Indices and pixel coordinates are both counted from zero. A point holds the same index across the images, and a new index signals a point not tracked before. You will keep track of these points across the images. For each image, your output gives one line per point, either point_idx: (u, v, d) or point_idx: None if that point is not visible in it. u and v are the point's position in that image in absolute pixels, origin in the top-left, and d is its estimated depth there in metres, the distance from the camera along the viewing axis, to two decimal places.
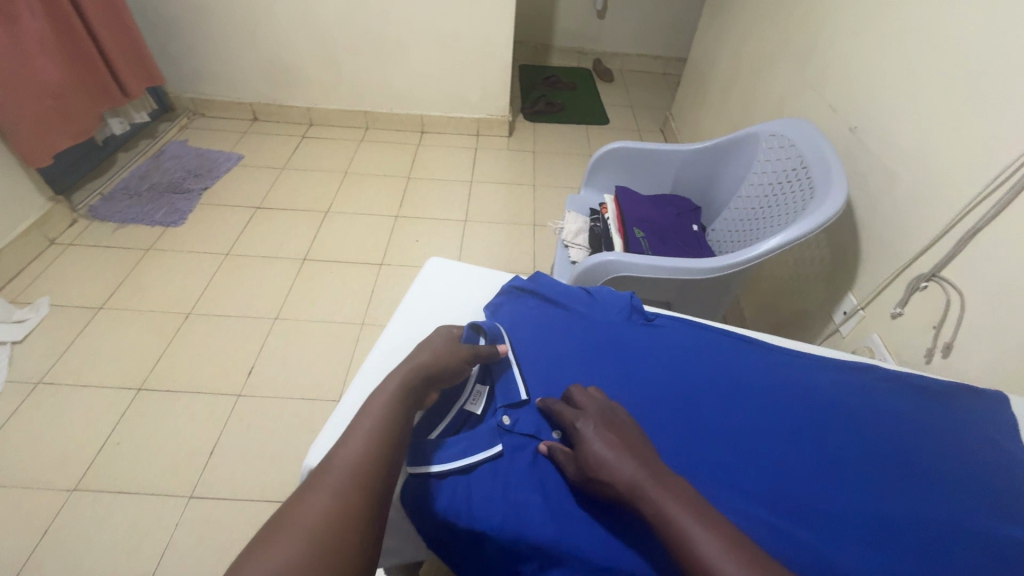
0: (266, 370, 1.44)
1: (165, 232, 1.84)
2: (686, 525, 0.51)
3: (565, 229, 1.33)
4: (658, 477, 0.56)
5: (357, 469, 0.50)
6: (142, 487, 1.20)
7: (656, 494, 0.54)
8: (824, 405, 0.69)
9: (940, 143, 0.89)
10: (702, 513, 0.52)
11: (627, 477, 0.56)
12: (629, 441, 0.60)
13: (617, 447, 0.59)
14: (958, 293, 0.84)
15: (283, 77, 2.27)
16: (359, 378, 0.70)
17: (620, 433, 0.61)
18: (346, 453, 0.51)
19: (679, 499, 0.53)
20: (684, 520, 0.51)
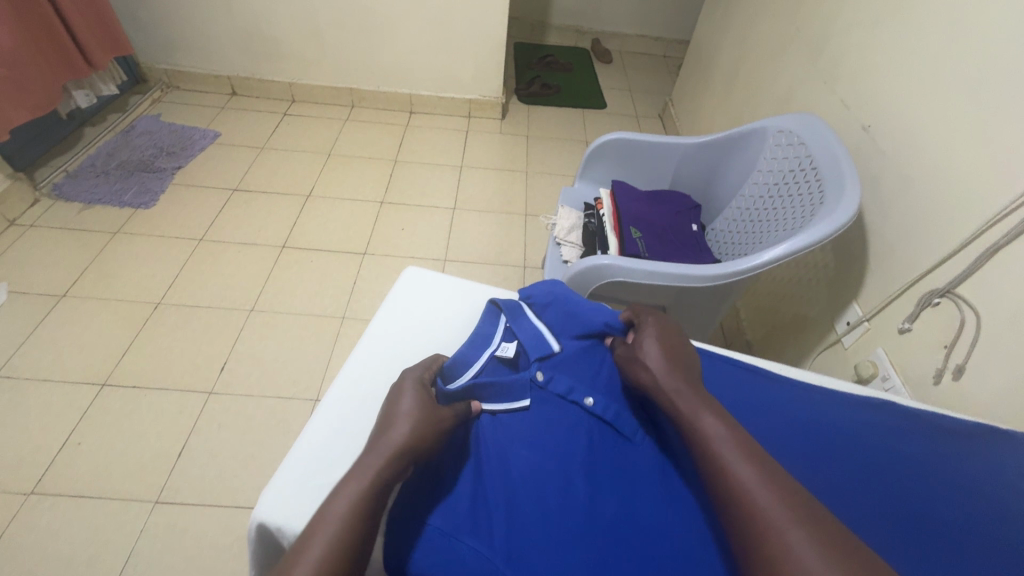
0: (240, 366, 1.37)
1: (135, 214, 1.73)
2: (703, 420, 0.54)
3: (557, 225, 1.26)
4: (695, 391, 0.59)
5: (343, 536, 0.44)
6: (105, 490, 1.14)
7: (688, 394, 0.58)
8: (828, 448, 0.65)
9: (962, 149, 0.83)
10: (725, 417, 0.55)
11: (667, 380, 0.60)
12: (682, 360, 0.64)
13: (678, 356, 0.64)
14: (973, 314, 0.79)
15: (263, 49, 2.14)
16: (323, 403, 0.62)
17: (681, 351, 0.66)
18: (331, 517, 0.45)
19: (710, 409, 0.56)
20: (704, 419, 0.54)
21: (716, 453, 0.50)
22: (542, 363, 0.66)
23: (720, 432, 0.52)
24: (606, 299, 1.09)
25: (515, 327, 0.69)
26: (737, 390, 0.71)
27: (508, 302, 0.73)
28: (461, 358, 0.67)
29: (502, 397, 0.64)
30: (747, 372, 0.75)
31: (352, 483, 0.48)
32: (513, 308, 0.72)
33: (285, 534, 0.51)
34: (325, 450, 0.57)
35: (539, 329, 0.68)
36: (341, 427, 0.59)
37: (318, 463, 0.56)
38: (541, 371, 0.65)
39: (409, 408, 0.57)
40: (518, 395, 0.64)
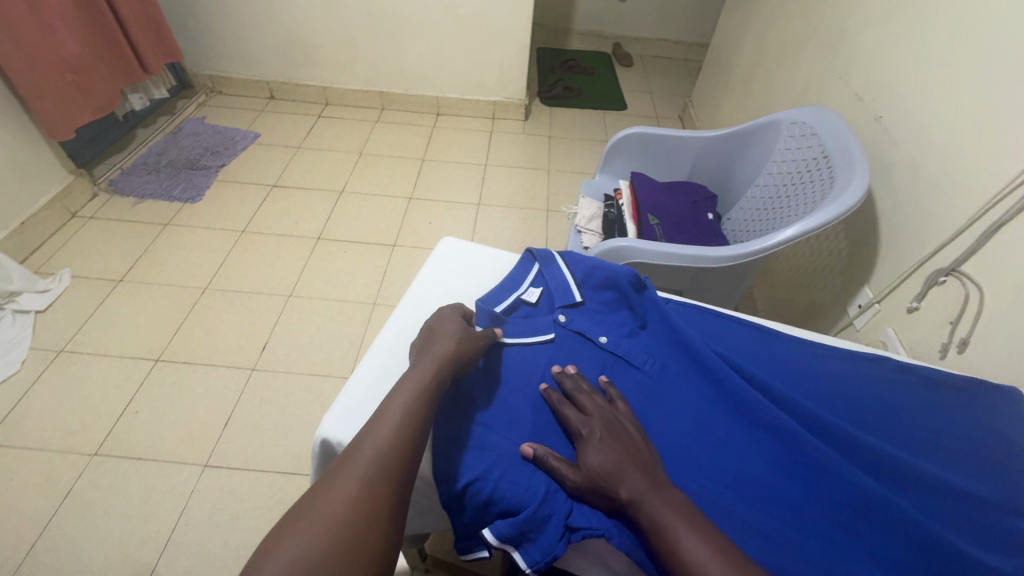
0: (279, 346, 1.47)
1: (183, 208, 1.86)
2: (685, 542, 0.48)
3: (579, 214, 1.33)
4: (660, 493, 0.52)
5: (404, 425, 0.51)
6: (159, 454, 1.24)
7: (655, 504, 0.51)
8: (839, 402, 0.66)
9: (967, 136, 0.87)
10: (701, 527, 0.50)
11: (631, 491, 0.52)
12: (633, 452, 0.56)
13: (623, 453, 0.55)
14: (977, 289, 0.82)
15: (300, 55, 2.27)
16: (373, 347, 0.69)
17: (621, 439, 0.57)
18: (393, 409, 0.52)
19: (679, 514, 0.50)
20: (687, 538, 0.49)
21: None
22: (566, 309, 0.71)
23: (707, 561, 0.47)
24: None
25: (546, 273, 0.74)
26: (747, 347, 0.71)
27: (542, 251, 0.77)
28: (490, 295, 0.72)
29: (524, 330, 0.69)
30: (754, 331, 0.74)
31: (407, 382, 0.55)
32: (546, 256, 0.76)
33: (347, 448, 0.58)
34: (378, 383, 0.64)
35: (567, 279, 0.73)
36: (389, 365, 0.66)
37: (372, 393, 0.63)
38: (563, 314, 0.70)
39: (448, 331, 0.62)
40: (542, 330, 0.69)
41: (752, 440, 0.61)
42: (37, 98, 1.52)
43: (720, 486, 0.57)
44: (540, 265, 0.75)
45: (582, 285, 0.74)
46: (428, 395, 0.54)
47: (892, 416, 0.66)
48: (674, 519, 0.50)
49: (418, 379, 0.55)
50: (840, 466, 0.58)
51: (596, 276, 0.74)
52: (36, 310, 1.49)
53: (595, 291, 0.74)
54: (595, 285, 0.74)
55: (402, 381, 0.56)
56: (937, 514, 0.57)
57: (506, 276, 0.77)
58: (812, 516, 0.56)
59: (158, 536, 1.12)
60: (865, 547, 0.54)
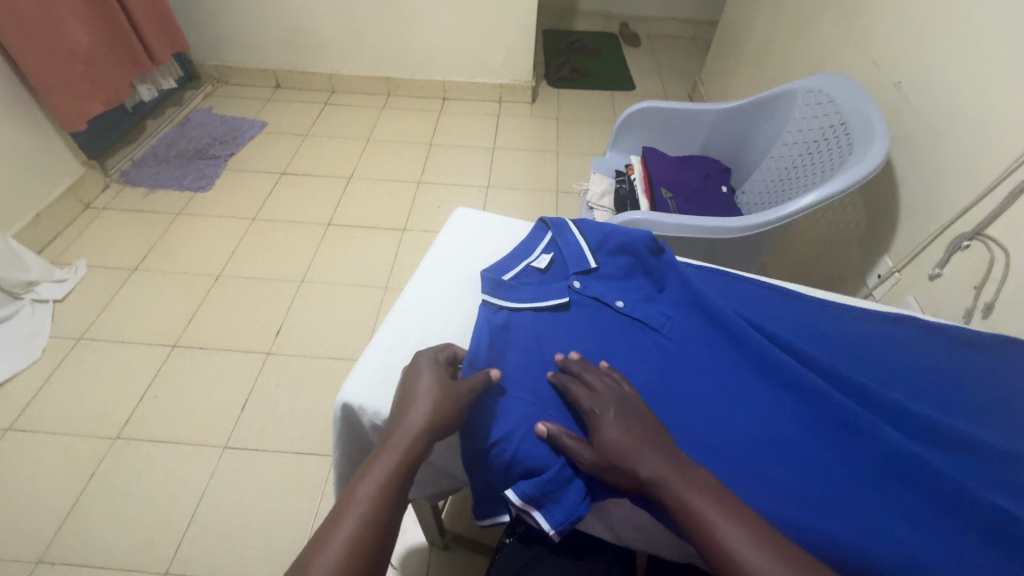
0: (294, 330, 1.48)
1: (194, 197, 1.87)
2: (714, 520, 0.47)
3: (590, 190, 1.32)
4: (681, 472, 0.51)
5: (365, 527, 0.47)
6: (180, 436, 1.26)
7: (679, 483, 0.50)
8: (869, 363, 0.65)
9: (991, 97, 0.84)
10: (727, 502, 0.49)
11: (650, 470, 0.51)
12: (648, 431, 0.54)
13: (641, 435, 0.54)
14: (1002, 252, 0.81)
15: (304, 43, 2.26)
16: (390, 316, 0.68)
17: (636, 418, 0.55)
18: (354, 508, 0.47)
19: (704, 492, 0.49)
20: (716, 518, 0.48)
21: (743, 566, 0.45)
22: (581, 276, 0.70)
23: (738, 537, 0.46)
24: None
25: (559, 241, 0.73)
26: (771, 310, 0.70)
27: (555, 219, 0.76)
28: (502, 263, 0.72)
29: (537, 297, 0.68)
30: (776, 294, 0.73)
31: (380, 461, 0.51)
32: (559, 224, 0.75)
33: (367, 413, 0.59)
34: (395, 353, 0.64)
35: (582, 245, 0.72)
36: (405, 334, 0.66)
37: (392, 358, 0.63)
38: (577, 280, 0.70)
39: (427, 389, 0.56)
40: (556, 296, 0.68)
41: (776, 400, 0.61)
42: (48, 90, 1.53)
43: (744, 449, 0.56)
44: (554, 234, 0.74)
45: (597, 250, 0.73)
46: (400, 477, 0.50)
47: (926, 379, 0.64)
48: (699, 496, 0.49)
49: (393, 460, 0.51)
50: (870, 425, 0.56)
51: (612, 242, 0.72)
52: (53, 299, 1.51)
53: (610, 257, 0.72)
54: (610, 252, 0.72)
55: (377, 457, 0.51)
56: (979, 476, 0.55)
57: (518, 245, 0.76)
58: (842, 475, 0.54)
59: (180, 516, 1.14)
60: (897, 503, 0.52)
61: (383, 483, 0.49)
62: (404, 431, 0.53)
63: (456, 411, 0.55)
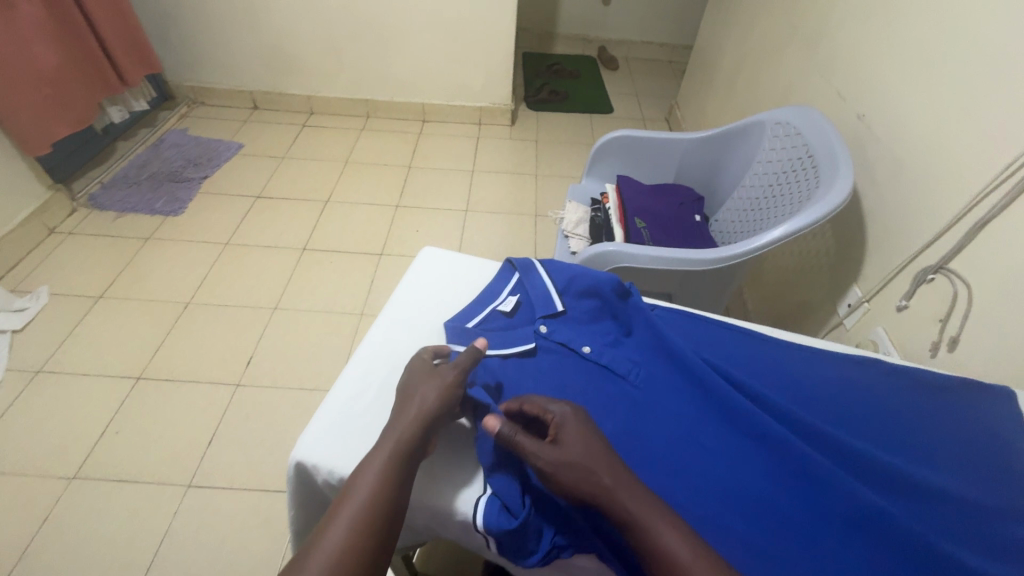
0: (265, 360, 1.44)
1: (165, 221, 1.83)
2: (668, 542, 0.48)
3: (565, 219, 1.31)
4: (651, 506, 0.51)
5: (372, 507, 0.49)
6: (142, 474, 1.20)
7: (639, 504, 0.50)
8: (831, 407, 0.65)
9: (949, 133, 0.87)
10: (682, 526, 0.50)
11: (620, 491, 0.51)
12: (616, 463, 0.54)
13: (604, 457, 0.54)
14: (965, 286, 0.82)
15: (282, 64, 2.25)
16: (350, 364, 0.66)
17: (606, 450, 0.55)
18: (360, 485, 0.50)
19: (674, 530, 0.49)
20: (672, 541, 0.48)
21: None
22: (547, 319, 0.70)
23: (685, 557, 0.47)
24: None
25: (526, 282, 0.73)
26: (738, 354, 0.70)
27: (522, 260, 0.76)
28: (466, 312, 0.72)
29: (502, 343, 0.67)
30: (742, 336, 0.73)
31: (385, 445, 0.53)
32: (526, 266, 0.75)
33: (321, 470, 0.56)
34: (354, 404, 0.62)
35: (548, 288, 0.72)
36: (366, 384, 0.64)
37: (351, 409, 0.61)
38: (543, 325, 0.69)
39: (428, 377, 0.59)
40: (522, 342, 0.67)
41: (740, 447, 0.60)
42: (11, 113, 1.49)
43: (709, 505, 0.55)
44: (522, 275, 0.74)
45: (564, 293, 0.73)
46: (407, 458, 0.53)
47: (892, 425, 0.64)
48: (656, 517, 0.49)
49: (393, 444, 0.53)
50: (831, 474, 0.56)
51: (579, 283, 0.72)
52: (12, 329, 1.45)
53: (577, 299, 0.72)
54: (578, 295, 0.72)
55: (381, 441, 0.54)
56: (937, 525, 0.55)
57: (485, 288, 0.76)
58: (805, 527, 0.54)
59: (139, 561, 1.08)
60: (859, 556, 0.52)
61: (382, 474, 0.51)
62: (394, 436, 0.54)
63: (455, 395, 0.58)
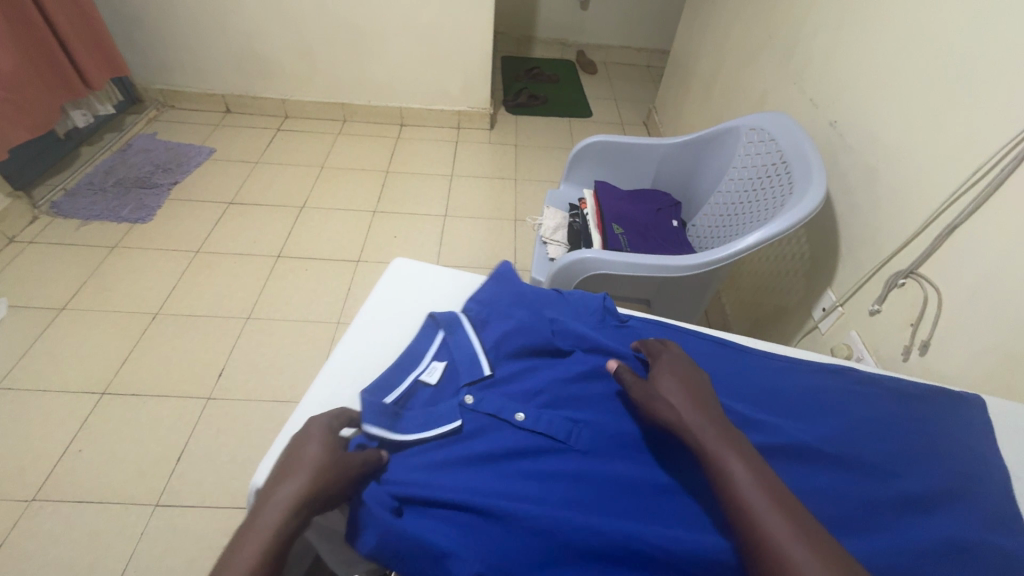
0: (237, 372, 1.40)
1: (132, 229, 1.77)
2: (735, 471, 0.51)
3: (543, 225, 1.29)
4: (725, 436, 0.55)
5: (261, 567, 0.43)
6: (106, 495, 1.16)
7: (718, 440, 0.54)
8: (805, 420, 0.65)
9: (918, 140, 0.88)
10: (755, 464, 0.52)
11: (693, 419, 0.56)
12: (702, 400, 0.59)
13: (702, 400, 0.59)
14: (934, 290, 0.83)
15: (255, 67, 2.20)
16: (315, 386, 0.64)
17: (698, 388, 0.61)
18: (249, 543, 0.44)
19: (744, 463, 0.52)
20: (739, 472, 0.51)
21: (748, 511, 0.48)
22: (473, 387, 0.63)
23: (751, 486, 0.49)
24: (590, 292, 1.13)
25: (452, 342, 0.67)
26: (712, 364, 0.70)
27: (447, 316, 0.70)
28: (380, 384, 0.62)
29: (426, 424, 0.60)
30: (716, 346, 0.73)
31: (280, 496, 0.48)
32: (451, 321, 0.69)
33: None
34: None
35: (476, 347, 0.66)
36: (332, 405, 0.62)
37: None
38: (469, 394, 0.62)
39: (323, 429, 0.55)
40: (449, 419, 0.60)
41: None
42: None
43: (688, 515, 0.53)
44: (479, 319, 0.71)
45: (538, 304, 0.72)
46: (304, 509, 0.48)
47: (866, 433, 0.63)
48: (726, 452, 0.53)
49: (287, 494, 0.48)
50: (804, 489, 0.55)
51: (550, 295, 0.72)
52: None
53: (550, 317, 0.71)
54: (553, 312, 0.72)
55: (271, 494, 0.49)
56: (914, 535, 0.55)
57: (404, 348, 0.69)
58: None
59: None
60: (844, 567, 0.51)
61: (275, 529, 0.46)
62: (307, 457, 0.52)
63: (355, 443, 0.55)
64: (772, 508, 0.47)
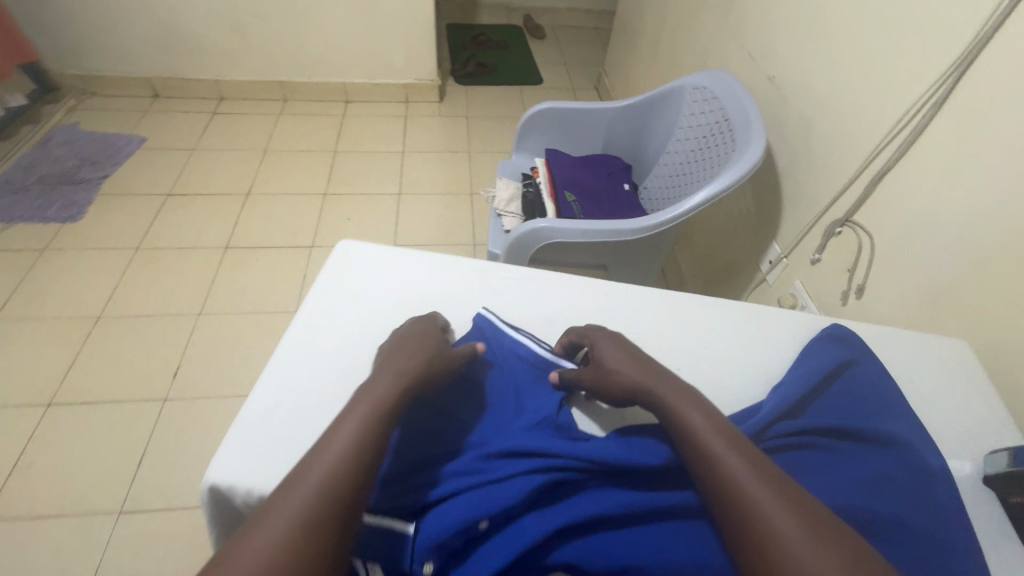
0: (193, 370, 1.35)
1: (62, 229, 1.65)
2: (697, 426, 0.50)
3: (497, 197, 1.28)
4: (666, 386, 0.56)
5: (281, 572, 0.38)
6: (65, 507, 1.12)
7: (676, 402, 0.53)
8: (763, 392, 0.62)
9: (849, 89, 0.90)
10: (712, 415, 0.52)
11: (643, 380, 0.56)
12: (638, 359, 0.59)
13: (662, 381, 0.56)
14: (867, 237, 0.88)
15: (181, 47, 2.06)
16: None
17: (630, 351, 0.61)
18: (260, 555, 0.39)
19: (696, 413, 0.52)
20: (700, 427, 0.50)
21: (745, 509, 0.44)
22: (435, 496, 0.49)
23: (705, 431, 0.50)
24: (546, 261, 1.14)
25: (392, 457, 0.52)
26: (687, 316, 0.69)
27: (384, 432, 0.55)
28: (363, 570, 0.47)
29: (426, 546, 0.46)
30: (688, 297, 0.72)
31: (293, 500, 0.42)
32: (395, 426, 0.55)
33: (242, 491, 0.50)
34: (279, 409, 0.56)
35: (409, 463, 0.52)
36: (293, 389, 0.57)
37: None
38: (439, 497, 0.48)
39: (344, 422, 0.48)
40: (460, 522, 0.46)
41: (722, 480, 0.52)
42: None
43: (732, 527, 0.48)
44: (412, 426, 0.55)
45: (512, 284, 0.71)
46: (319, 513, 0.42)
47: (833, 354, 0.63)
48: (682, 405, 0.53)
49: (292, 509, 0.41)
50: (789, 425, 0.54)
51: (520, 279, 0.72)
52: None
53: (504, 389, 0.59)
54: (500, 289, 0.71)
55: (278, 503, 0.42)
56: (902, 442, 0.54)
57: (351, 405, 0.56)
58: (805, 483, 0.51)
59: None
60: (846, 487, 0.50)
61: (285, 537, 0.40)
62: (371, 386, 0.52)
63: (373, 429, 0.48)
64: (769, 498, 0.45)
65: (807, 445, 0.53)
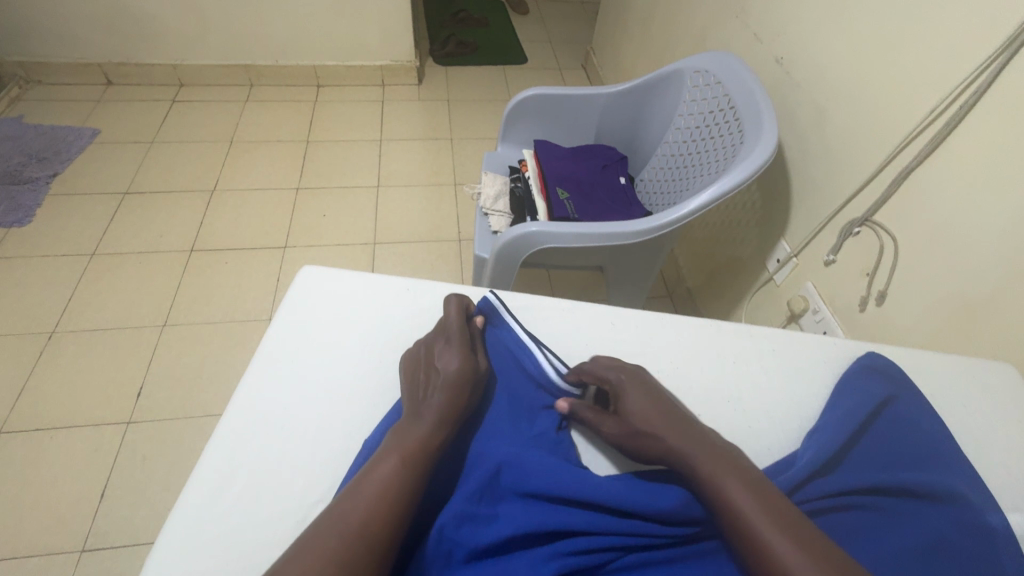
0: (158, 389, 1.25)
1: (9, 235, 1.52)
2: (736, 495, 0.47)
3: (482, 194, 1.18)
4: (700, 441, 0.53)
5: None
6: (20, 547, 1.02)
7: (712, 463, 0.50)
8: (790, 437, 0.60)
9: (870, 76, 0.82)
10: (752, 479, 0.49)
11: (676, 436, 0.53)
12: (670, 407, 0.56)
13: (689, 433, 0.54)
14: (891, 239, 0.80)
15: (133, 29, 1.88)
16: (211, 444, 0.53)
17: (661, 396, 0.57)
18: None
19: (735, 477, 0.49)
20: (738, 495, 0.47)
21: (774, 560, 0.43)
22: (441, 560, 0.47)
23: (747, 503, 0.47)
24: (538, 265, 1.05)
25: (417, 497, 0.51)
26: (708, 354, 0.65)
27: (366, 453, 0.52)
28: None
29: None
30: (706, 331, 0.68)
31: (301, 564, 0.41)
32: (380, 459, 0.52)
33: None
34: (227, 488, 0.51)
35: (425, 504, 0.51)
36: (242, 467, 0.52)
37: (216, 507, 0.49)
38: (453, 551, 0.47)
39: (360, 481, 0.47)
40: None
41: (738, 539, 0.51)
42: None
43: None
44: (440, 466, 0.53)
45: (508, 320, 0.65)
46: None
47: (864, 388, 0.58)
48: (719, 467, 0.50)
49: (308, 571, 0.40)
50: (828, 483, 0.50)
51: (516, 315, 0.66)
52: None
53: (510, 424, 0.57)
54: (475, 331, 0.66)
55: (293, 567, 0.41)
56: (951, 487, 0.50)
57: (319, 482, 0.52)
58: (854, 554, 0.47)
59: None
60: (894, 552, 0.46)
61: None
62: (401, 442, 0.51)
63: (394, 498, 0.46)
64: (796, 550, 0.43)
65: (847, 504, 0.49)
